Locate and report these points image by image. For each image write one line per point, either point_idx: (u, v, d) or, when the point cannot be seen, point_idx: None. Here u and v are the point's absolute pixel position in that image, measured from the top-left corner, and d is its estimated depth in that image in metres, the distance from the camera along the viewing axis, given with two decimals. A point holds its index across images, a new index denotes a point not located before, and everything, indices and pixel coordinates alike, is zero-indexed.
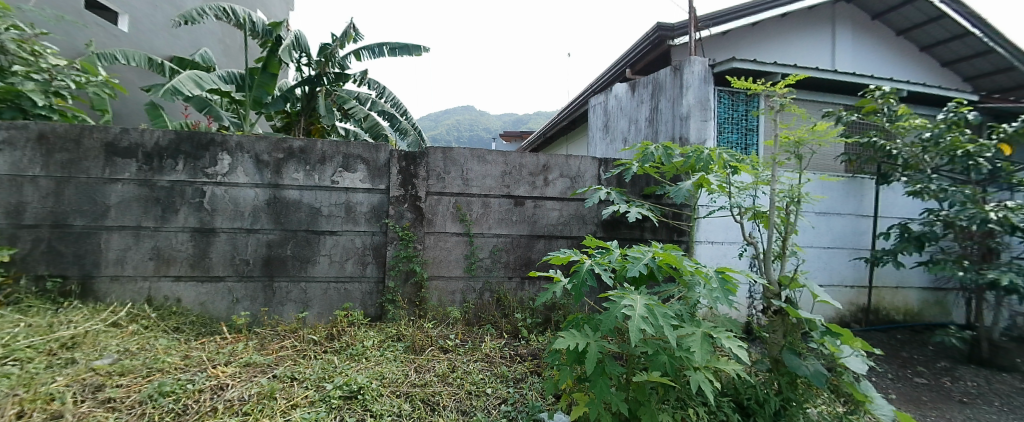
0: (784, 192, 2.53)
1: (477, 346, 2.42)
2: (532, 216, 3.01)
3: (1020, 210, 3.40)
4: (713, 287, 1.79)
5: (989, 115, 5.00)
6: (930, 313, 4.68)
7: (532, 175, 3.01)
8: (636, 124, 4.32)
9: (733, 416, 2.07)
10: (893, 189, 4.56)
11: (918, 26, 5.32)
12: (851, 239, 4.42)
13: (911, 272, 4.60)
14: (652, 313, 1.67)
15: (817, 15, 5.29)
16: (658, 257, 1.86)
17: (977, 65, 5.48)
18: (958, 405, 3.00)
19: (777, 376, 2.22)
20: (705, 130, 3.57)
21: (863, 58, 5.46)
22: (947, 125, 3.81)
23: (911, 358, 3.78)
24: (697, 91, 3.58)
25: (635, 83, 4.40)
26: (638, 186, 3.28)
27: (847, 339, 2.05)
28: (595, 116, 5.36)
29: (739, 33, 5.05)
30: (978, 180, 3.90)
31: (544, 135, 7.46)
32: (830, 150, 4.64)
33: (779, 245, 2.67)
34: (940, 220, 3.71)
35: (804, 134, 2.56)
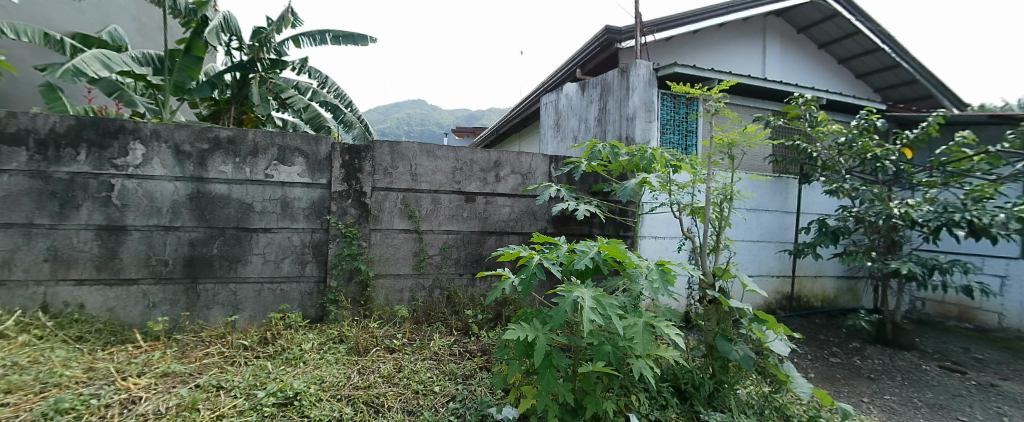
0: (719, 190, 2.70)
1: (426, 344, 2.37)
2: (483, 213, 3.00)
3: (918, 207, 3.85)
4: (653, 278, 1.86)
5: (894, 122, 5.62)
6: (844, 299, 5.22)
7: (483, 171, 3.00)
8: (586, 123, 4.43)
9: (671, 400, 2.20)
10: (813, 188, 5.02)
11: (836, 40, 5.87)
12: (776, 233, 4.82)
13: (827, 263, 5.09)
14: (599, 304, 1.71)
15: (750, 26, 5.70)
16: (604, 251, 1.91)
17: (885, 77, 6.15)
18: (866, 381, 3.36)
19: (711, 360, 2.37)
20: (649, 130, 3.74)
21: (789, 67, 5.96)
22: (859, 131, 4.24)
23: (827, 340, 4.19)
24: (642, 93, 3.74)
25: (585, 83, 4.50)
26: (587, 183, 3.37)
27: (771, 324, 2.24)
28: (547, 114, 5.42)
29: (682, 40, 5.34)
30: (884, 181, 4.37)
31: (497, 131, 7.46)
32: (759, 151, 5.03)
33: (714, 239, 2.85)
34: (852, 215, 4.13)
35: (737, 136, 2.74)
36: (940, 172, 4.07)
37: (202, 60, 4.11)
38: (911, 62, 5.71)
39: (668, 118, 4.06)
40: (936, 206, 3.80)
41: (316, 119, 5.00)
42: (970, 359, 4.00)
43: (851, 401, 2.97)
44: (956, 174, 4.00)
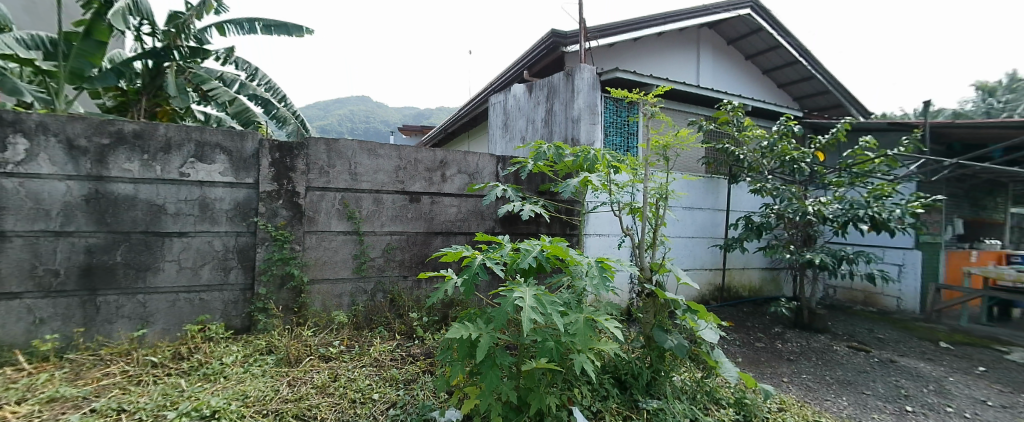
0: (656, 189, 2.85)
1: (365, 350, 2.28)
2: (428, 213, 2.94)
3: (829, 204, 4.30)
4: (593, 275, 1.92)
5: (810, 128, 6.24)
6: (768, 289, 5.71)
7: (428, 170, 2.94)
8: (533, 124, 4.48)
9: (611, 391, 2.29)
10: (740, 187, 5.46)
11: (761, 52, 6.42)
12: (709, 230, 5.18)
13: (754, 256, 5.55)
14: (539, 303, 1.74)
15: (685, 36, 6.09)
16: (546, 250, 1.92)
17: (802, 87, 6.81)
18: (787, 363, 3.70)
19: (649, 350, 2.49)
20: (594, 132, 3.87)
21: (720, 76, 6.43)
22: (780, 135, 4.65)
23: (753, 327, 4.57)
24: (587, 96, 3.85)
25: (532, 85, 4.55)
26: (534, 183, 3.42)
27: (702, 313, 2.38)
28: (494, 114, 5.41)
29: (624, 47, 5.58)
30: (801, 181, 4.84)
31: (445, 130, 7.37)
32: (693, 153, 5.38)
33: (651, 236, 3.00)
34: (773, 213, 4.56)
35: (671, 139, 2.90)
36: (847, 173, 4.56)
37: (106, 45, 3.66)
38: (823, 74, 6.37)
39: (611, 119, 4.22)
40: (843, 204, 4.25)
41: (243, 113, 4.67)
42: (872, 339, 4.53)
43: (774, 382, 3.26)
44: (860, 175, 4.49)
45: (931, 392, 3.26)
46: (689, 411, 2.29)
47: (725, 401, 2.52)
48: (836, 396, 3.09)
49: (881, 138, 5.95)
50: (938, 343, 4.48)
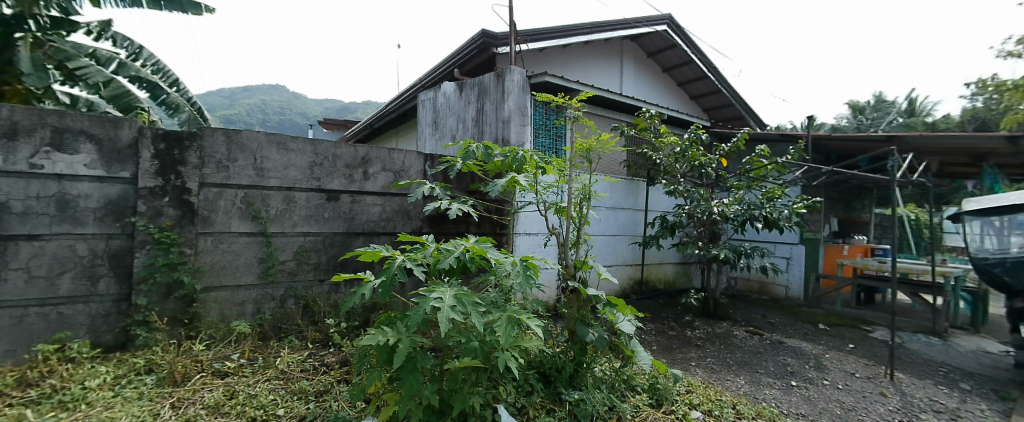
0: (579, 190, 2.97)
1: (270, 362, 2.10)
2: (348, 213, 2.78)
3: (730, 205, 4.80)
4: (517, 275, 1.94)
5: (716, 137, 6.94)
6: (680, 282, 6.27)
7: (348, 167, 2.78)
8: (464, 123, 4.44)
9: (536, 386, 2.34)
10: (657, 189, 5.93)
11: (676, 67, 7.03)
12: (629, 228, 5.55)
13: (668, 252, 6.05)
14: (460, 303, 1.73)
15: (610, 47, 6.45)
16: (469, 250, 1.90)
17: (710, 99, 7.56)
18: (694, 348, 4.08)
19: (572, 344, 2.58)
20: (523, 134, 3.95)
21: (641, 86, 6.92)
22: (691, 143, 5.11)
23: (667, 318, 4.97)
24: (517, 98, 3.92)
25: (463, 84, 4.51)
26: (463, 183, 3.39)
27: (620, 307, 2.52)
28: (423, 112, 5.27)
29: (554, 53, 5.78)
30: (709, 184, 5.35)
31: (370, 126, 7.04)
32: (616, 157, 5.73)
33: (575, 234, 3.12)
34: (684, 213, 5.02)
35: (594, 143, 3.04)
36: (745, 177, 5.12)
37: None
38: (728, 89, 7.14)
39: (540, 121, 4.34)
40: (742, 205, 4.78)
41: (121, 97, 4.08)
42: (765, 323, 5.16)
43: (684, 366, 3.57)
44: (756, 179, 5.07)
45: (811, 367, 3.80)
46: (608, 399, 2.42)
47: (640, 388, 2.72)
48: (735, 376, 3.48)
49: (773, 147, 6.80)
50: (817, 325, 5.22)
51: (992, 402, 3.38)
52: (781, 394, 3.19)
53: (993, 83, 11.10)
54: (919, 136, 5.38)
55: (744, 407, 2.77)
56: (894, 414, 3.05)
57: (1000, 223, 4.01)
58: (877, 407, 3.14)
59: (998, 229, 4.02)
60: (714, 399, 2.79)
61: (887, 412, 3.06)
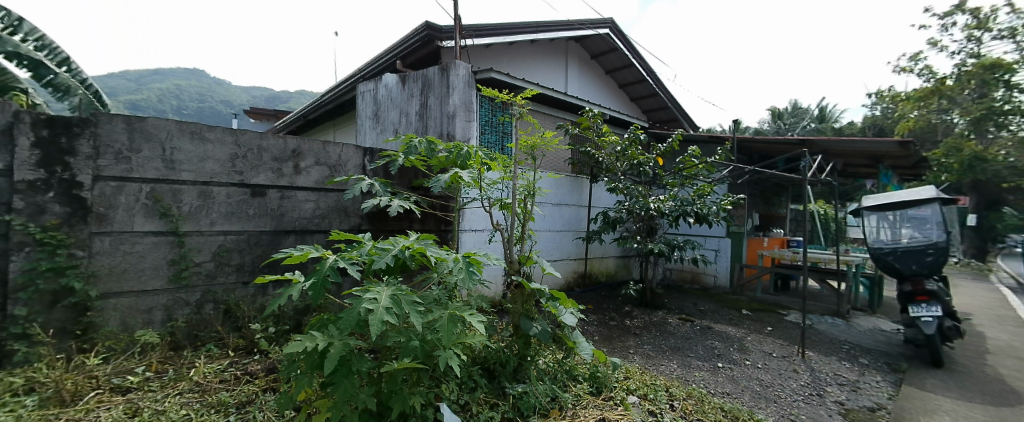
0: (524, 187, 2.98)
1: (185, 374, 1.91)
2: (277, 209, 2.60)
3: (666, 202, 5.09)
4: (459, 272, 1.91)
5: (654, 137, 7.33)
6: (620, 274, 6.58)
7: (276, 160, 2.59)
8: (407, 116, 4.32)
9: (479, 382, 2.34)
10: (599, 186, 6.18)
11: (618, 69, 7.34)
12: (573, 224, 5.73)
13: (609, 246, 6.33)
14: (397, 302, 1.67)
15: (556, 47, 6.57)
16: (409, 247, 1.85)
17: (648, 101, 7.99)
18: (633, 336, 4.30)
19: (517, 338, 2.61)
20: (469, 129, 3.92)
21: (585, 86, 7.14)
22: (630, 142, 5.34)
23: (608, 309, 5.19)
24: (462, 93, 3.88)
25: (405, 76, 4.37)
26: (406, 178, 3.28)
27: (563, 300, 2.57)
28: (363, 103, 5.04)
29: (500, 50, 5.78)
30: (647, 181, 5.64)
31: (303, 116, 6.63)
32: (560, 154, 5.88)
33: (520, 229, 3.14)
34: (624, 208, 5.28)
35: (538, 140, 3.08)
36: (679, 176, 5.45)
37: None
38: (664, 93, 7.58)
39: (485, 117, 4.32)
40: (676, 201, 5.09)
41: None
42: (696, 311, 5.57)
43: (623, 354, 3.75)
44: (688, 178, 5.40)
45: (735, 350, 4.15)
46: (551, 390, 2.48)
47: (582, 377, 2.81)
48: (669, 361, 3.72)
49: (704, 148, 7.32)
50: (740, 311, 5.72)
51: (885, 373, 3.91)
52: (708, 376, 3.47)
53: (887, 96, 12.76)
54: (826, 140, 6.04)
55: (675, 389, 2.98)
56: (804, 388, 3.45)
57: (893, 217, 4.67)
58: (789, 382, 3.52)
59: (891, 223, 4.69)
60: (649, 384, 2.96)
61: (798, 387, 3.44)
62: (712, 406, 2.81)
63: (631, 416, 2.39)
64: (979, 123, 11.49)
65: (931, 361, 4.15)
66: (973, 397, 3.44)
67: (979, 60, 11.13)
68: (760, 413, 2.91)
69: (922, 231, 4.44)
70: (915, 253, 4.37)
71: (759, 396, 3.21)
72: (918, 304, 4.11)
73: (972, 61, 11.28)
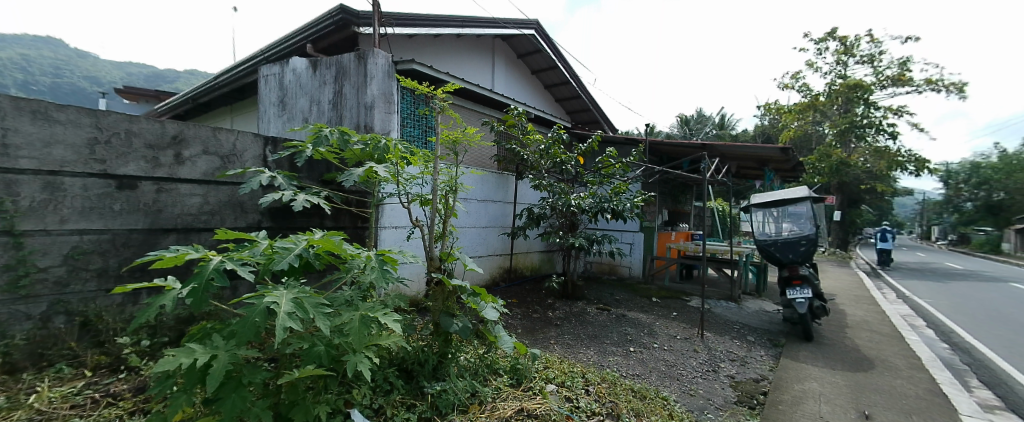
0: (445, 183, 2.90)
1: (23, 402, 1.58)
2: (153, 205, 2.27)
3: (586, 199, 5.34)
4: (372, 270, 1.81)
5: (576, 137, 7.68)
6: (544, 268, 6.82)
7: (152, 148, 2.26)
8: (318, 105, 4.02)
9: (395, 383, 2.26)
10: (524, 183, 6.34)
11: (543, 70, 7.56)
12: (499, 220, 5.82)
13: (534, 241, 6.53)
14: (299, 307, 1.54)
15: (482, 43, 6.57)
16: (315, 245, 1.71)
17: (572, 103, 8.35)
18: (555, 327, 4.48)
19: (436, 336, 2.56)
20: (389, 121, 3.77)
21: (511, 84, 7.25)
22: (553, 142, 5.49)
23: (531, 302, 5.34)
24: (381, 83, 3.70)
25: (317, 61, 4.06)
26: (316, 172, 3.04)
27: (484, 296, 2.56)
28: (266, 89, 4.58)
29: (424, 41, 5.63)
30: (569, 179, 5.85)
31: (193, 99, 5.88)
32: (485, 151, 5.93)
33: (441, 226, 3.06)
34: (548, 205, 5.46)
35: (460, 135, 3.01)
36: (598, 174, 5.68)
37: None
38: (586, 95, 7.98)
39: (405, 110, 4.18)
40: (595, 198, 5.33)
41: None
42: (612, 300, 5.97)
43: (544, 345, 3.89)
44: (606, 176, 5.64)
45: (645, 334, 4.53)
46: (470, 385, 2.48)
47: (502, 370, 2.85)
48: (586, 349, 3.94)
49: (622, 149, 7.85)
50: (650, 298, 6.25)
51: (766, 348, 4.53)
52: (622, 360, 3.74)
53: (773, 108, 14.80)
54: (724, 145, 6.78)
55: (591, 375, 3.16)
56: (702, 365, 3.87)
57: (776, 213, 5.44)
58: (690, 361, 3.93)
59: (774, 218, 5.45)
60: (566, 372, 3.11)
61: (697, 365, 3.85)
62: (623, 387, 3.04)
63: (549, 403, 2.47)
64: (843, 134, 13.83)
65: (804, 336, 4.87)
66: (832, 365, 4.11)
67: (844, 82, 13.36)
68: (665, 390, 3.22)
69: (798, 224, 5.26)
70: (792, 243, 5.11)
71: (664, 375, 3.53)
72: (794, 288, 4.81)
73: (839, 82, 13.52)
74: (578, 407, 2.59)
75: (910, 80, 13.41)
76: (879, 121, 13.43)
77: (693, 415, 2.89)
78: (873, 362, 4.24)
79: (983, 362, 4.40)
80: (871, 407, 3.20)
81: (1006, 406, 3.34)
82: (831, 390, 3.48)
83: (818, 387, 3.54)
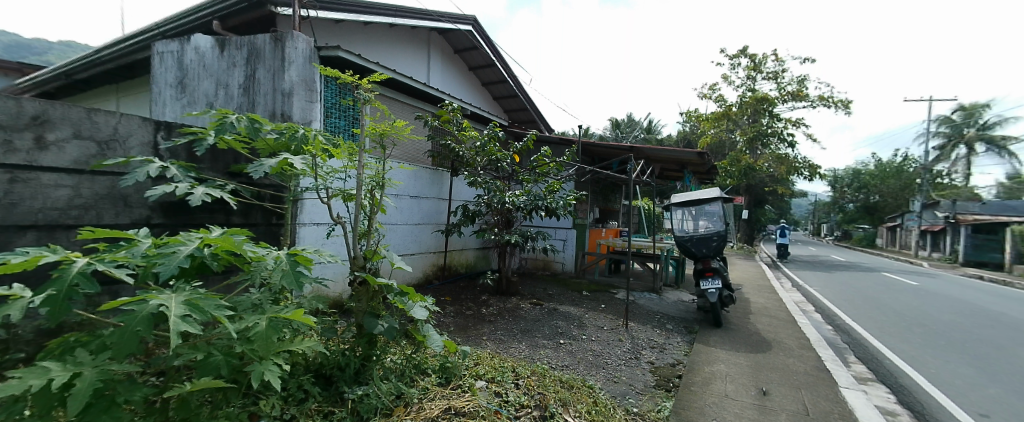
0: (370, 178, 2.75)
1: None
2: (5, 197, 1.90)
3: (521, 196, 5.40)
4: (283, 269, 1.67)
5: (512, 135, 7.77)
6: (479, 265, 6.84)
7: (3, 129, 1.88)
8: (227, 89, 3.65)
9: (310, 391, 2.13)
10: (459, 180, 6.32)
11: (480, 67, 7.53)
12: (433, 217, 5.74)
13: (469, 239, 6.52)
14: (195, 310, 1.38)
15: (416, 35, 6.39)
16: (211, 243, 1.55)
17: (509, 101, 8.42)
18: (488, 324, 4.49)
19: (359, 339, 2.44)
20: (310, 110, 3.52)
21: (447, 79, 7.13)
22: (489, 139, 5.47)
23: (465, 299, 5.33)
24: (301, 69, 3.45)
25: (225, 41, 3.67)
26: (221, 163, 2.75)
27: (412, 295, 2.46)
28: (162, 68, 4.05)
29: (352, 28, 5.34)
30: (505, 176, 5.89)
31: (67, 74, 5.06)
32: (419, 147, 5.79)
33: (366, 223, 2.91)
34: (483, 202, 5.45)
35: (388, 129, 2.87)
36: (533, 172, 5.77)
37: None
38: (523, 95, 8.09)
39: (329, 99, 3.94)
40: (529, 195, 5.41)
41: None
42: (545, 295, 6.14)
43: (476, 341, 3.90)
44: (541, 175, 5.76)
45: (574, 327, 4.72)
46: (396, 387, 2.40)
47: (431, 369, 2.80)
48: (518, 343, 4.01)
49: (557, 148, 8.08)
50: (581, 292, 6.53)
51: (682, 335, 4.96)
52: (551, 352, 3.87)
53: (694, 116, 16.17)
54: (649, 148, 7.26)
55: (520, 369, 3.22)
56: (625, 353, 4.13)
57: (694, 211, 5.97)
58: (615, 350, 4.17)
59: (692, 216, 5.96)
60: (496, 367, 3.14)
61: (622, 353, 4.10)
62: (551, 379, 3.14)
63: (477, 400, 2.48)
64: (752, 141, 15.50)
65: (713, 323, 5.39)
66: (736, 348, 4.60)
67: (752, 95, 14.98)
68: (591, 379, 3.38)
69: (711, 222, 5.80)
70: (705, 239, 5.63)
71: (591, 364, 3.71)
72: (706, 279, 5.30)
73: (748, 94, 15.13)
74: (507, 401, 2.62)
75: (806, 96, 15.37)
76: (779, 131, 15.24)
77: (615, 400, 3.07)
78: (770, 344, 4.81)
79: (859, 340, 5.19)
80: (767, 383, 3.63)
81: (876, 378, 3.96)
82: (735, 371, 3.89)
83: (725, 368, 3.94)
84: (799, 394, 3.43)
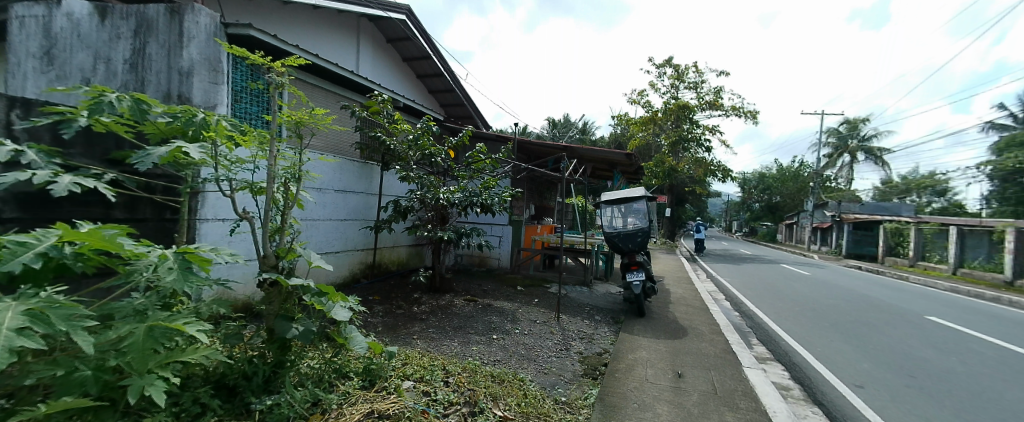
0: (283, 170, 2.53)
1: None
2: None
3: (455, 192, 5.32)
4: (167, 270, 1.48)
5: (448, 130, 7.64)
6: (411, 262, 6.67)
7: None
8: (109, 64, 3.16)
9: (210, 403, 1.92)
10: (391, 175, 6.11)
11: (415, 59, 7.30)
12: (361, 212, 5.51)
13: (401, 235, 6.32)
14: (40, 320, 1.17)
15: (344, 20, 6.04)
16: (72, 241, 1.32)
17: (445, 95, 8.26)
18: (420, 323, 4.38)
19: (270, 345, 2.25)
20: (215, 93, 3.18)
21: (379, 69, 6.83)
22: (422, 132, 5.31)
23: (396, 297, 5.16)
24: (204, 46, 3.11)
25: (107, 8, 3.18)
26: (97, 149, 2.39)
27: (332, 295, 2.31)
28: (20, 34, 3.36)
29: (266, 7, 4.98)
30: (440, 172, 5.76)
31: None
32: (346, 139, 5.48)
33: (279, 218, 2.67)
34: (416, 197, 5.27)
35: (305, 117, 2.65)
36: (469, 169, 5.71)
37: None
38: (460, 90, 7.98)
39: (237, 82, 3.60)
40: (465, 192, 5.34)
41: None
42: (480, 291, 6.14)
43: (406, 341, 3.79)
44: (476, 171, 5.72)
45: (508, 321, 4.78)
46: (312, 394, 2.25)
47: (354, 372, 2.66)
48: (450, 340, 3.98)
49: (494, 145, 8.09)
50: (515, 287, 6.63)
51: (609, 325, 5.24)
52: (484, 347, 3.90)
53: (624, 119, 17.15)
54: (583, 148, 7.53)
55: (451, 366, 3.18)
56: (555, 345, 4.27)
57: (623, 209, 6.33)
58: (546, 342, 4.29)
59: (621, 213, 6.31)
60: (426, 367, 3.07)
61: (552, 345, 4.23)
62: (483, 374, 3.15)
63: (403, 401, 2.41)
64: (675, 145, 16.81)
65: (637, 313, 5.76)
66: (655, 335, 4.96)
67: (675, 102, 16.24)
68: (522, 372, 3.45)
69: (638, 219, 6.19)
70: (631, 235, 5.99)
71: (523, 358, 3.79)
72: (631, 272, 5.65)
73: (672, 102, 16.37)
74: (435, 400, 2.58)
75: (721, 105, 16.99)
76: (698, 137, 16.69)
77: (545, 391, 3.16)
78: (686, 330, 5.25)
79: (760, 324, 5.88)
80: (682, 367, 3.97)
81: (773, 357, 4.52)
82: (654, 357, 4.20)
83: (645, 355, 4.24)
84: (708, 375, 3.79)
